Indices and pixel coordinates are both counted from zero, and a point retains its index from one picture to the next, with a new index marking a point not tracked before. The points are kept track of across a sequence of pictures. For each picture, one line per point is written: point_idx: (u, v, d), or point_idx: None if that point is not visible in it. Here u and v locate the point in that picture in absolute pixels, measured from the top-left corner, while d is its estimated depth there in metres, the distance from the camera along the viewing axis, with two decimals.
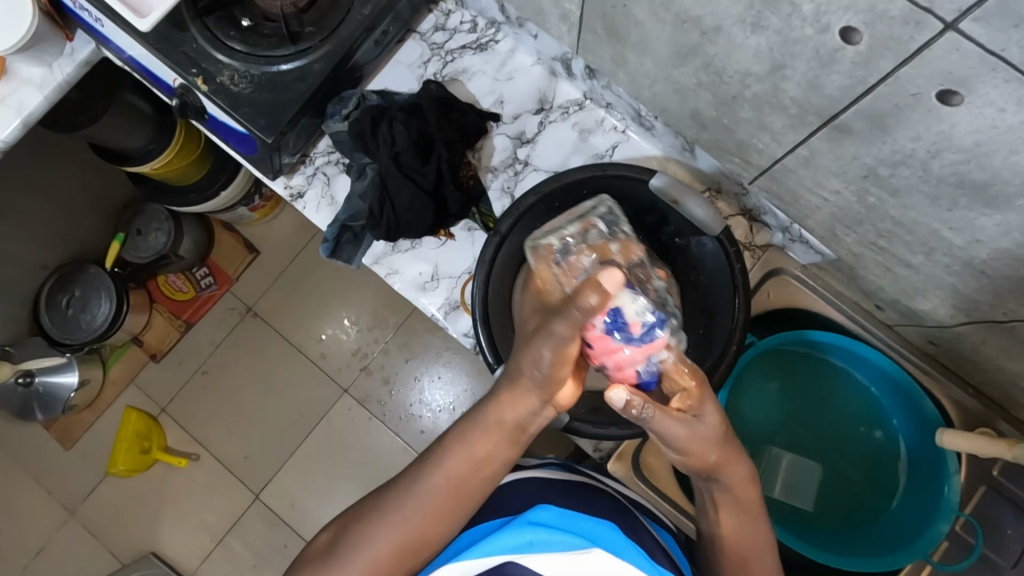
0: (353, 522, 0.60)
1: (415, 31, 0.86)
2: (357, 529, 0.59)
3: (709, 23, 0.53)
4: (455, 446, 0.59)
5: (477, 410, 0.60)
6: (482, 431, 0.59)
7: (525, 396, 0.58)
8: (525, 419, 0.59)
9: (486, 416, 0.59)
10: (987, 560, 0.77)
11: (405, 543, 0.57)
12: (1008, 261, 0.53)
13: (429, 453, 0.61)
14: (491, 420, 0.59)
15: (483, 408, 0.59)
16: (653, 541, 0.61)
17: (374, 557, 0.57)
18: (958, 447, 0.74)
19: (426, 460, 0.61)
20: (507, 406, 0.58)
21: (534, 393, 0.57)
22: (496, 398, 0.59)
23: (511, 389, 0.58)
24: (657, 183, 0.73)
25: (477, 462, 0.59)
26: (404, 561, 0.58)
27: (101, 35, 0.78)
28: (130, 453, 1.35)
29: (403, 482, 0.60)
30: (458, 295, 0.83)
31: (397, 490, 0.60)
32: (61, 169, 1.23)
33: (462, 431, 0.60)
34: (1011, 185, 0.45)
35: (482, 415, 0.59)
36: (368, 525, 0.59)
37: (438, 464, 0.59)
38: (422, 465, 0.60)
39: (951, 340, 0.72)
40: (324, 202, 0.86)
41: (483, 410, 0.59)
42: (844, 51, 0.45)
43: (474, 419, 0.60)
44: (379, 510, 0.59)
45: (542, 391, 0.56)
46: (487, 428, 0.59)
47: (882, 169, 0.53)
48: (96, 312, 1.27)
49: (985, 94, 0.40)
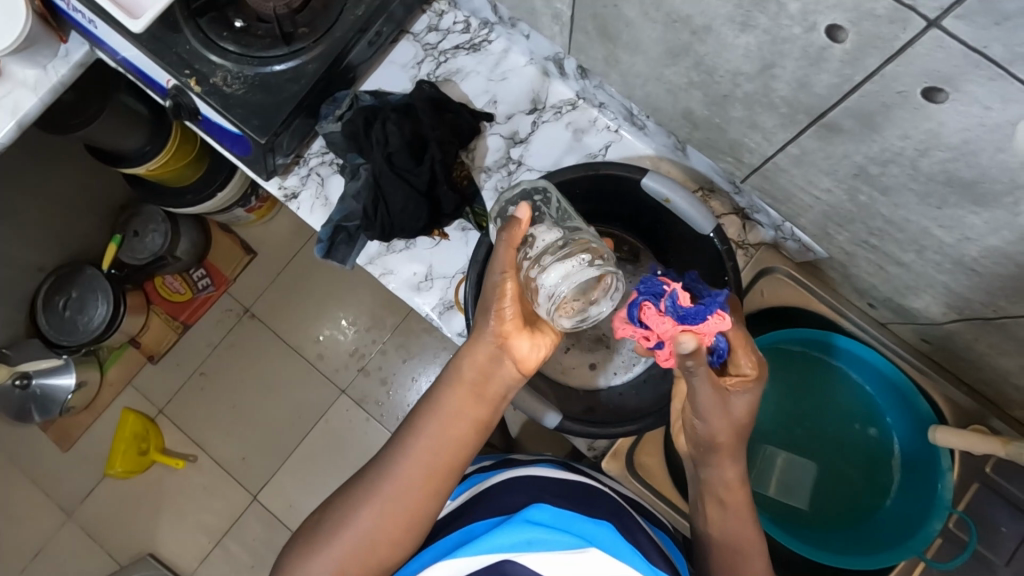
0: (339, 502, 0.60)
1: (408, 32, 0.86)
2: (343, 507, 0.59)
3: (699, 22, 0.53)
4: (428, 410, 0.60)
5: (444, 375, 0.62)
6: (450, 391, 0.60)
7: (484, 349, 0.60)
8: (488, 375, 0.61)
9: (452, 377, 0.61)
10: (981, 557, 0.78)
11: (388, 519, 0.57)
12: (997, 260, 0.53)
13: (405, 426, 0.62)
14: (456, 378, 0.61)
15: (449, 371, 0.61)
16: (646, 540, 0.61)
17: (359, 526, 0.57)
18: (951, 444, 0.74)
19: (403, 431, 0.61)
20: (469, 361, 0.60)
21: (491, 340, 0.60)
22: (460, 359, 0.61)
23: (472, 343, 0.61)
24: (649, 182, 0.73)
25: (449, 426, 0.60)
26: (389, 532, 0.57)
27: (96, 37, 0.78)
28: (128, 454, 1.35)
29: (383, 459, 0.61)
30: (453, 295, 0.83)
31: (378, 467, 0.60)
32: (58, 171, 1.23)
33: (432, 396, 0.61)
34: (999, 183, 0.45)
35: (449, 375, 0.61)
36: (354, 502, 0.58)
37: (413, 434, 0.60)
38: (398, 436, 0.61)
39: (944, 338, 0.72)
40: (318, 203, 0.86)
41: (449, 372, 0.62)
42: (832, 49, 0.45)
43: (443, 382, 0.61)
44: (363, 485, 0.59)
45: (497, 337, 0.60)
46: (454, 386, 0.61)
47: (872, 167, 0.53)
48: (94, 314, 1.27)
49: (970, 92, 0.40)
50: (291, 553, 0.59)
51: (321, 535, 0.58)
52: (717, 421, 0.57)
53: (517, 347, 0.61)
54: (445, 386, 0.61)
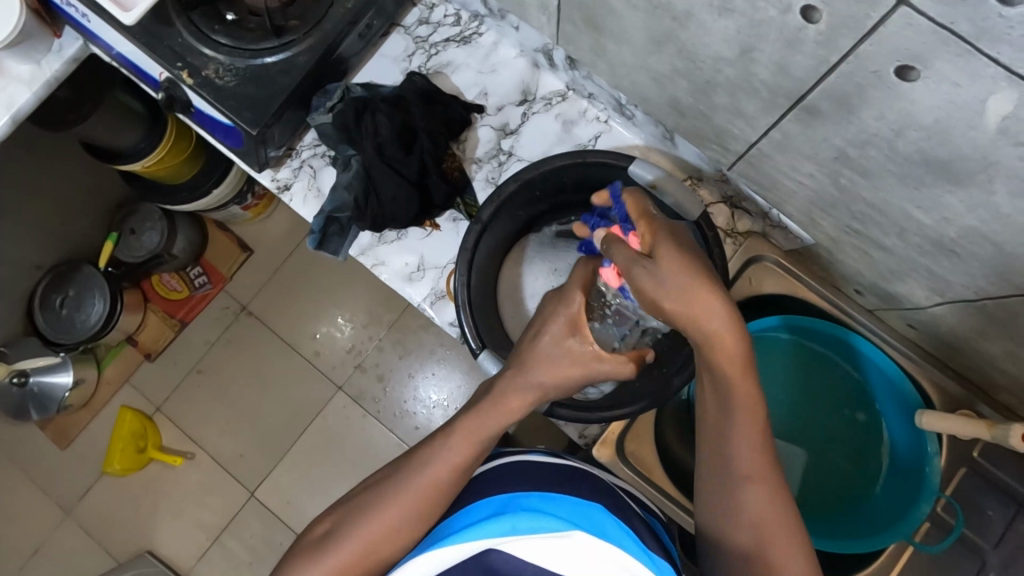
0: (352, 506, 0.61)
1: (399, 25, 0.87)
2: (358, 512, 0.60)
3: (681, 8, 0.54)
4: (458, 433, 0.62)
5: (476, 406, 0.64)
6: (481, 421, 0.63)
7: (517, 399, 0.63)
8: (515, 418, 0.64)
9: (490, 407, 0.63)
10: (968, 541, 0.79)
11: (399, 524, 0.59)
12: (974, 240, 0.54)
13: (430, 442, 0.63)
14: (492, 413, 0.63)
15: (487, 403, 0.63)
16: (638, 518, 0.62)
17: (373, 531, 0.59)
18: (937, 429, 0.75)
19: (427, 446, 0.63)
20: (499, 408, 0.63)
21: (527, 396, 0.62)
22: (499, 390, 0.63)
23: (507, 387, 0.63)
24: (634, 169, 0.73)
25: (476, 448, 0.62)
26: (399, 537, 0.59)
27: (90, 31, 0.79)
28: (125, 453, 1.36)
29: (400, 469, 0.62)
30: (444, 285, 0.84)
31: (395, 476, 0.62)
32: (53, 169, 1.24)
33: (464, 415, 0.64)
34: (972, 162, 0.46)
35: (487, 403, 0.63)
36: (368, 508, 0.60)
37: (439, 452, 0.62)
38: (423, 452, 0.63)
39: (929, 323, 0.73)
40: (310, 195, 0.87)
41: (484, 408, 0.63)
42: (807, 31, 0.46)
43: (478, 409, 0.63)
44: (381, 492, 0.61)
45: (533, 396, 0.63)
46: (487, 419, 0.62)
47: (851, 150, 0.54)
48: (91, 311, 1.28)
49: (939, 69, 0.41)
50: (299, 553, 0.60)
51: (333, 537, 0.59)
52: (669, 292, 0.55)
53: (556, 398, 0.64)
54: (481, 412, 0.63)
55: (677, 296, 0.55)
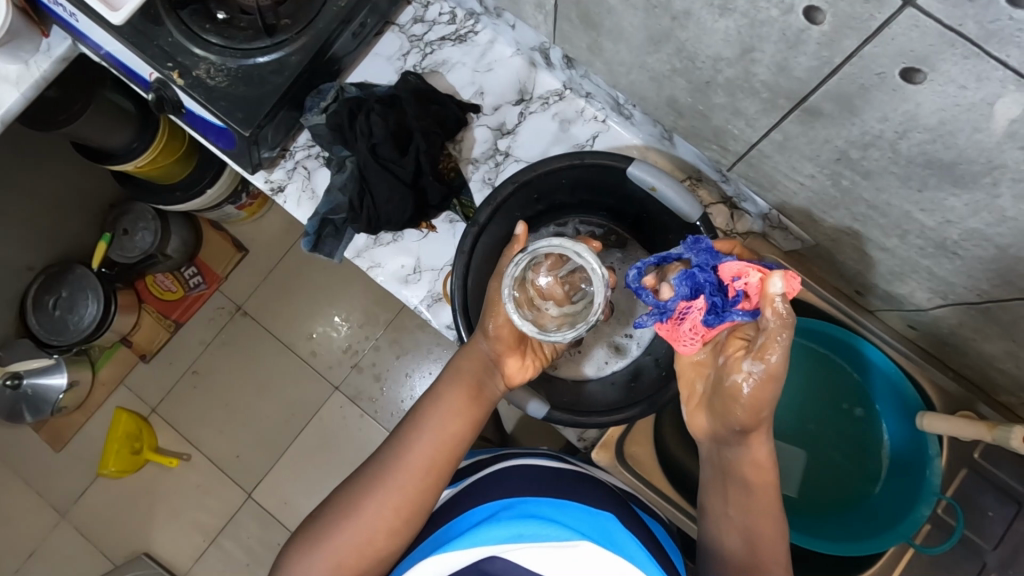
0: (342, 495, 0.62)
1: (394, 23, 0.86)
2: (347, 501, 0.61)
3: (679, 8, 0.53)
4: (430, 411, 0.65)
5: (441, 379, 0.67)
6: (452, 391, 0.65)
7: (478, 356, 0.67)
8: (483, 377, 0.67)
9: (452, 377, 0.66)
10: (968, 541, 0.79)
11: (389, 509, 0.59)
12: (979, 243, 0.53)
13: (405, 423, 0.65)
14: (457, 378, 0.66)
15: (448, 372, 0.67)
16: (645, 532, 0.61)
17: (363, 518, 0.59)
18: (939, 430, 0.75)
19: (402, 428, 0.65)
20: (467, 364, 0.67)
21: (486, 347, 0.67)
22: (459, 361, 0.67)
23: (468, 353, 0.68)
24: (634, 171, 0.72)
25: (444, 436, 0.63)
26: (388, 523, 0.59)
27: (78, 31, 0.77)
28: (121, 453, 1.32)
29: (379, 454, 0.64)
30: (441, 287, 0.83)
31: (377, 459, 0.63)
32: (45, 169, 1.22)
33: (432, 393, 0.66)
34: (977, 164, 0.45)
35: (446, 381, 0.66)
36: (356, 495, 0.61)
37: (413, 431, 0.64)
38: (399, 434, 0.64)
39: (931, 324, 0.72)
40: (305, 196, 0.86)
41: (447, 376, 0.67)
42: (810, 31, 0.45)
43: (443, 385, 0.66)
44: (367, 480, 0.61)
45: (491, 343, 0.66)
46: (454, 386, 0.66)
47: (853, 151, 0.54)
48: (83, 313, 1.26)
49: (946, 71, 0.40)
50: (295, 546, 0.61)
51: (325, 528, 0.60)
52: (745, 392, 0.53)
53: (507, 364, 0.67)
54: (444, 386, 0.66)
55: (744, 407, 0.53)
